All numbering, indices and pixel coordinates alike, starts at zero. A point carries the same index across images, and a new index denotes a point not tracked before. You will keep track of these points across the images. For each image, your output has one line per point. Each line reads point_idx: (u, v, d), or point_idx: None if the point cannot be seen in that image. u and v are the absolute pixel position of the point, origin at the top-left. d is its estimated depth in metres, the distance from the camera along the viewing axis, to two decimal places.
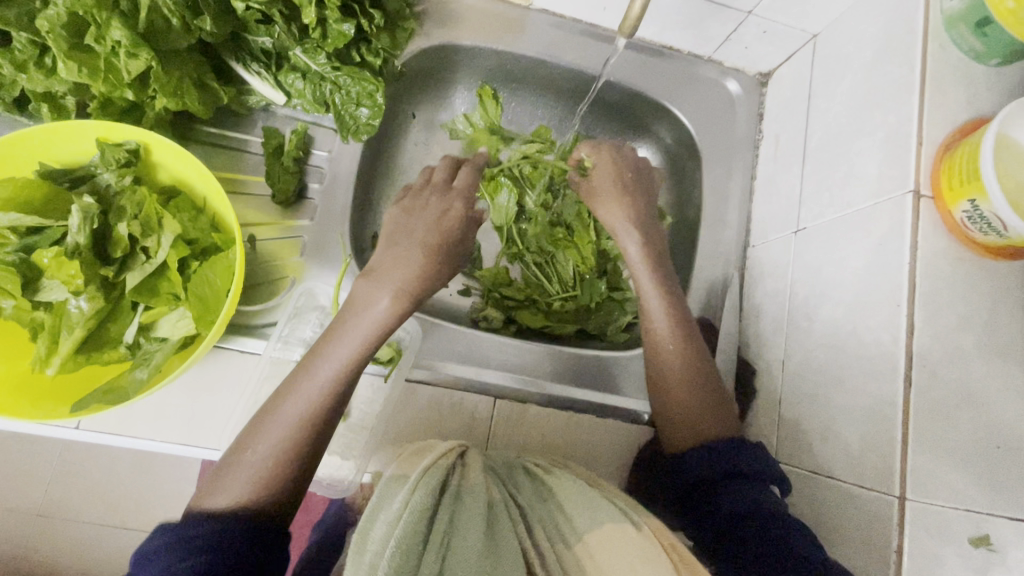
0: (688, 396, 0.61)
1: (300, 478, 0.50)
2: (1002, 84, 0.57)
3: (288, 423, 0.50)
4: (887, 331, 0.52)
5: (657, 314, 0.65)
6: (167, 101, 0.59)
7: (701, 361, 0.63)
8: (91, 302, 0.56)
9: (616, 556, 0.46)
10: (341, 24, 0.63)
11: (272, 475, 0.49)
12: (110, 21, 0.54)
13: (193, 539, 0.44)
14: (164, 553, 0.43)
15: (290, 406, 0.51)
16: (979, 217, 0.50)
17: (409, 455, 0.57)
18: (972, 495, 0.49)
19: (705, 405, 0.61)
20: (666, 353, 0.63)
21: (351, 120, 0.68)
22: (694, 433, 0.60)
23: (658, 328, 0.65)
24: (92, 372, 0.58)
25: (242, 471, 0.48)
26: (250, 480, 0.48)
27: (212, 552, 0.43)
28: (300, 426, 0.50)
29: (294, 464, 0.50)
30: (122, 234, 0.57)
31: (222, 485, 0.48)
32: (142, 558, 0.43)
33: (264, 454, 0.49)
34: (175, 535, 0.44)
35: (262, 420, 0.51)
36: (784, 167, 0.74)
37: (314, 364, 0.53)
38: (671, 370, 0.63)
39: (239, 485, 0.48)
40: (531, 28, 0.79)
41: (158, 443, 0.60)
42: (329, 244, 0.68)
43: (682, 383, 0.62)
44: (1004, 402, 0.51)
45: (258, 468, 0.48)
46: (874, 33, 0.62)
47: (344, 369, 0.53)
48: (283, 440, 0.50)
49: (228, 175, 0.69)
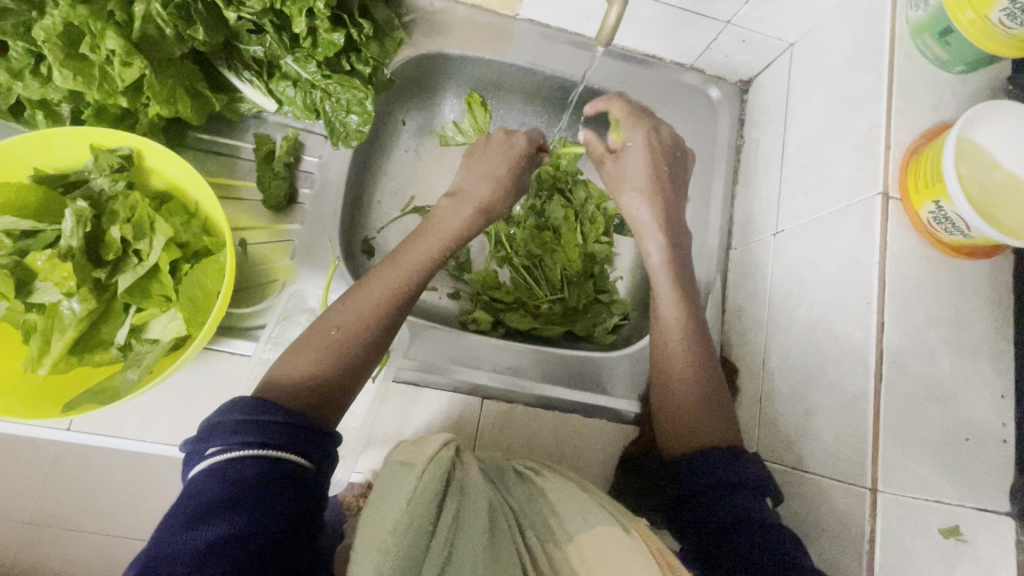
0: (693, 407, 0.60)
1: (363, 372, 0.54)
2: (966, 91, 0.59)
3: (359, 314, 0.55)
4: (859, 328, 0.54)
5: (670, 322, 0.64)
6: (160, 108, 0.61)
7: (711, 373, 0.62)
8: (83, 303, 0.57)
9: (608, 559, 0.47)
10: (330, 33, 0.65)
11: (341, 362, 0.52)
12: (105, 30, 0.55)
13: (263, 420, 0.45)
14: (235, 430, 0.44)
15: (387, 276, 0.58)
16: (944, 217, 0.52)
17: (408, 447, 0.59)
18: (941, 486, 0.51)
19: (711, 415, 0.60)
20: (675, 362, 0.63)
21: (341, 127, 0.70)
22: (694, 441, 0.59)
23: (670, 337, 0.64)
24: (83, 374, 0.59)
25: (314, 352, 0.52)
26: (320, 362, 0.51)
27: (278, 442, 0.44)
28: (370, 318, 0.55)
29: (360, 357, 0.53)
30: (115, 237, 0.58)
31: (295, 362, 0.51)
32: (211, 426, 0.44)
33: (336, 338, 0.53)
34: (248, 412, 0.45)
35: (334, 310, 0.55)
36: (763, 171, 0.76)
37: (382, 270, 0.58)
38: (677, 376, 0.62)
39: (311, 364, 0.51)
40: (517, 37, 0.81)
41: (149, 444, 0.61)
42: (318, 248, 0.70)
43: (686, 390, 0.61)
44: (970, 396, 0.53)
45: (330, 352, 0.52)
46: (845, 42, 0.65)
47: (409, 277, 0.58)
48: (354, 329, 0.54)
49: (219, 181, 0.71)
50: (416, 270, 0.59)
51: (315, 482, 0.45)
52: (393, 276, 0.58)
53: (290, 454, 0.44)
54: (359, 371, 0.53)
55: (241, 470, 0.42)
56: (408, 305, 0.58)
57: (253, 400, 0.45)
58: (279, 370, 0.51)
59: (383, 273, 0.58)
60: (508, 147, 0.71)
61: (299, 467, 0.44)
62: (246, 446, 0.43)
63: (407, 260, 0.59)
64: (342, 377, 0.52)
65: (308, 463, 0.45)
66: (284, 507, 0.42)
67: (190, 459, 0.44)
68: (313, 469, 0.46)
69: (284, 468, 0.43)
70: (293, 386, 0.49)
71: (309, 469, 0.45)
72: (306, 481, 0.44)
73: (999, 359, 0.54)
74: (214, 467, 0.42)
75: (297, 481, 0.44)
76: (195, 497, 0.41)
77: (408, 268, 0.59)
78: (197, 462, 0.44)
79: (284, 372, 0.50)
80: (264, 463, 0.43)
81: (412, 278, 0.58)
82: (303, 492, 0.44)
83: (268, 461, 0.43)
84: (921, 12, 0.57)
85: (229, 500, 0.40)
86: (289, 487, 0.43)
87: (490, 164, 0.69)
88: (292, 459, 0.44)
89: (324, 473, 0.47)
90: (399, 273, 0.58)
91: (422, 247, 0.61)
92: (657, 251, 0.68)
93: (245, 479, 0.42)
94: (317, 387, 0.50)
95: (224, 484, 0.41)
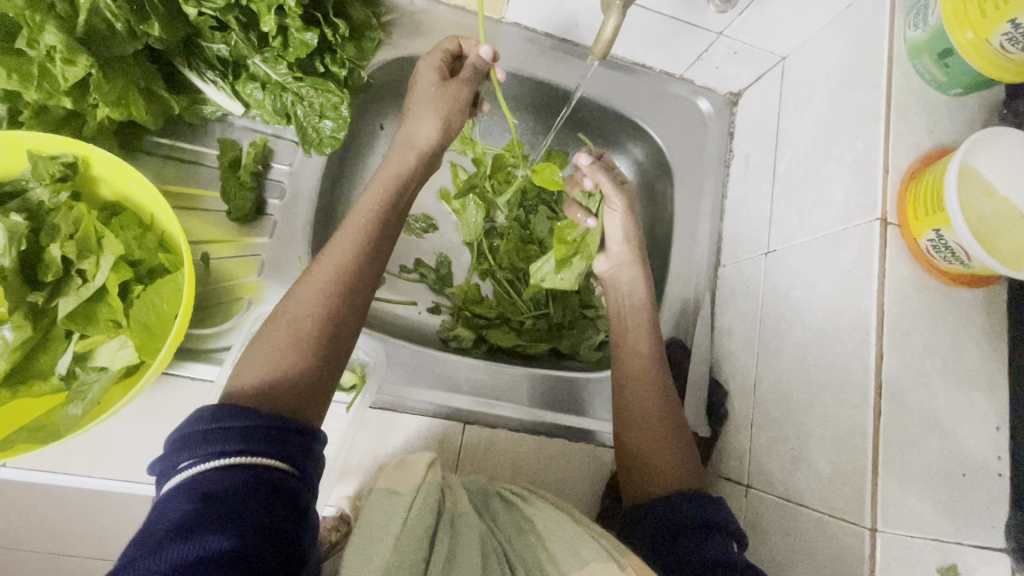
0: (663, 447, 0.60)
1: (332, 361, 0.48)
2: (962, 114, 0.58)
3: (313, 296, 0.49)
4: (857, 358, 0.53)
5: (642, 353, 0.65)
6: (110, 111, 0.55)
7: (676, 419, 0.62)
8: (17, 331, 0.51)
9: None
10: (303, 33, 0.61)
11: (300, 353, 0.46)
12: (44, 24, 0.50)
13: (235, 426, 0.40)
14: (206, 440, 0.39)
15: (342, 240, 0.53)
16: (943, 246, 0.50)
17: (391, 471, 0.54)
18: (938, 523, 0.50)
19: (676, 455, 0.60)
20: (643, 395, 0.62)
21: (313, 133, 0.65)
22: (659, 479, 0.59)
23: (645, 374, 0.63)
24: (20, 407, 0.54)
25: (268, 350, 0.46)
26: (275, 358, 0.45)
27: (254, 448, 0.39)
28: (323, 301, 0.49)
29: (323, 343, 0.47)
30: (55, 256, 0.53)
31: (249, 365, 0.45)
32: (180, 440, 0.40)
33: (289, 329, 0.47)
34: (215, 420, 0.40)
35: (282, 303, 0.49)
36: (753, 187, 0.74)
37: (326, 250, 0.53)
38: (647, 409, 0.61)
39: (265, 362, 0.45)
40: (502, 41, 0.77)
41: (97, 481, 0.55)
42: (288, 264, 0.65)
43: (650, 420, 0.61)
44: (966, 428, 0.52)
45: (285, 344, 0.46)
46: (840, 59, 0.63)
47: (360, 232, 0.54)
48: (308, 315, 0.48)
49: (181, 189, 0.65)
50: (363, 238, 0.54)
51: (299, 492, 0.41)
52: (336, 251, 0.52)
53: (269, 461, 0.40)
54: (329, 359, 0.48)
55: (213, 483, 0.37)
56: (364, 277, 0.52)
57: (217, 406, 0.41)
58: (236, 379, 0.45)
59: (328, 252, 0.52)
60: (421, 79, 0.65)
61: (280, 474, 0.40)
62: (218, 455, 0.39)
63: (349, 230, 0.54)
64: (306, 370, 0.46)
65: (290, 469, 0.41)
66: (265, 520, 0.37)
67: (161, 480, 0.40)
68: (297, 477, 0.41)
69: (262, 477, 0.39)
70: (253, 392, 0.44)
71: (291, 476, 0.41)
72: (288, 490, 0.40)
73: (994, 390, 0.53)
74: (185, 484, 0.38)
75: (279, 490, 0.39)
76: (163, 519, 0.36)
77: (352, 239, 0.53)
78: (168, 480, 0.39)
79: (241, 380, 0.45)
80: (240, 471, 0.38)
81: (358, 247, 0.53)
82: (285, 502, 0.39)
83: (245, 471, 0.38)
84: (921, 31, 0.55)
85: (202, 516, 0.36)
86: (270, 496, 0.38)
87: (413, 105, 0.64)
88: (270, 465, 0.40)
89: (308, 482, 0.42)
90: (343, 247, 0.53)
91: (360, 212, 0.55)
92: (641, 294, 0.69)
93: (219, 493, 0.37)
94: (279, 387, 0.44)
95: (194, 501, 0.36)
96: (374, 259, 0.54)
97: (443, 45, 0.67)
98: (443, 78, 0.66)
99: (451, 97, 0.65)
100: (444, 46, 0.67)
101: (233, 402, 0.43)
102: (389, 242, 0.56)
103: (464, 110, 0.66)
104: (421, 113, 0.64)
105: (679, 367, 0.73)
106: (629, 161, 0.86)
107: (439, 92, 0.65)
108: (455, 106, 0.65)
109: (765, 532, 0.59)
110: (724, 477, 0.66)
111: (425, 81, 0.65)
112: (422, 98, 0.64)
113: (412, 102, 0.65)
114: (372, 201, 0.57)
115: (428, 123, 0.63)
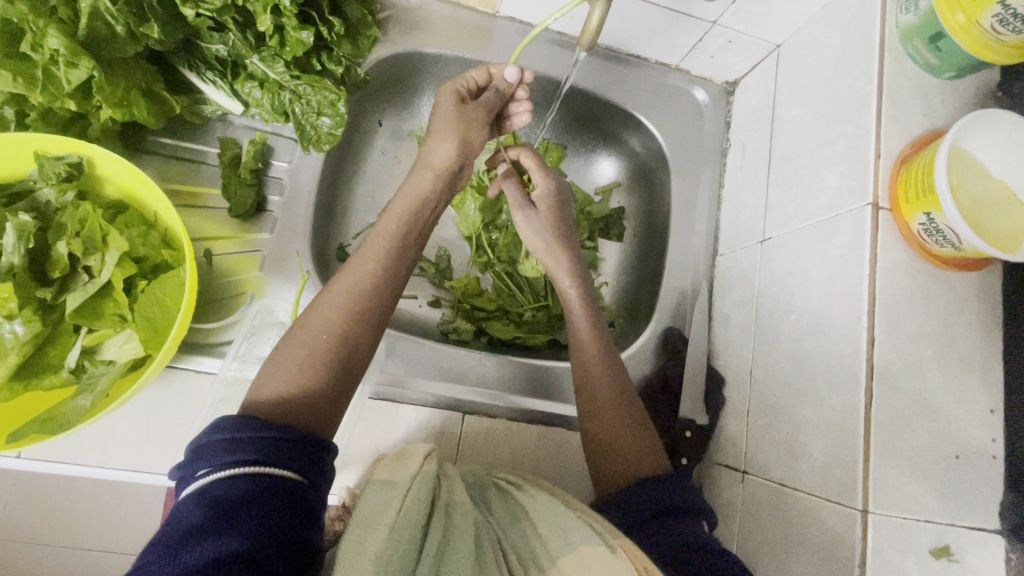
0: (625, 436, 0.59)
1: (347, 380, 0.49)
2: (955, 97, 0.58)
3: (336, 313, 0.50)
4: (849, 343, 0.53)
5: (585, 347, 0.63)
6: (112, 112, 0.57)
7: (632, 406, 0.61)
8: (27, 325, 0.53)
9: None
10: (299, 32, 0.62)
11: (314, 370, 0.47)
12: (46, 28, 0.51)
13: (250, 436, 0.41)
14: (221, 450, 0.40)
15: (367, 256, 0.54)
16: (935, 230, 0.50)
17: (388, 463, 0.55)
18: (932, 505, 0.50)
19: (637, 441, 0.59)
20: (598, 396, 0.61)
21: (312, 130, 0.66)
22: (627, 470, 0.58)
23: (594, 376, 0.62)
24: (34, 398, 0.56)
25: (285, 365, 0.47)
26: (292, 373, 0.47)
27: (264, 458, 0.41)
28: (342, 319, 0.50)
29: (337, 361, 0.48)
30: (61, 253, 0.55)
31: (264, 381, 0.47)
32: (196, 447, 0.41)
33: (305, 344, 0.48)
34: (233, 430, 0.41)
35: (301, 319, 0.50)
36: (749, 176, 0.74)
37: (347, 265, 0.54)
38: (604, 410, 0.60)
39: (283, 378, 0.46)
40: (498, 35, 0.77)
41: (108, 471, 0.56)
42: (287, 259, 0.66)
43: (608, 415, 0.60)
44: (961, 412, 0.52)
45: (302, 360, 0.47)
46: (834, 44, 0.63)
47: (386, 250, 0.55)
48: (326, 331, 0.49)
49: (183, 188, 0.67)
50: (382, 258, 0.54)
51: (309, 499, 0.42)
52: (355, 272, 0.53)
53: (278, 469, 0.41)
54: (342, 377, 0.48)
55: (228, 489, 0.39)
56: (386, 290, 0.53)
57: (237, 418, 0.42)
58: (254, 391, 0.46)
59: (347, 271, 0.53)
60: (444, 102, 0.66)
61: (290, 482, 0.41)
62: (231, 464, 0.40)
63: (369, 249, 0.55)
64: (320, 388, 0.47)
65: (300, 479, 0.42)
66: (276, 524, 0.38)
67: (180, 486, 0.41)
68: (306, 484, 0.42)
69: (272, 485, 0.40)
70: (271, 405, 0.45)
71: (301, 485, 0.42)
72: (299, 497, 0.41)
73: (988, 373, 0.53)
74: (201, 491, 0.39)
75: (289, 497, 0.40)
76: (179, 522, 0.37)
77: (373, 259, 0.54)
78: (186, 487, 0.40)
79: (256, 392, 0.46)
80: (253, 480, 0.39)
81: (377, 268, 0.53)
82: (295, 509, 0.40)
83: (255, 479, 0.40)
84: (913, 16, 0.55)
85: (213, 521, 0.37)
86: (281, 502, 0.39)
87: (434, 126, 0.64)
88: (283, 475, 0.41)
89: (318, 488, 0.44)
90: (362, 268, 0.53)
91: (381, 231, 0.56)
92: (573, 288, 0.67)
93: (233, 498, 0.38)
94: (295, 402, 0.45)
95: (209, 506, 0.38)
96: (394, 277, 0.55)
97: (469, 75, 0.68)
98: (463, 102, 0.66)
99: (473, 120, 0.65)
100: (471, 77, 0.68)
101: (249, 414, 0.44)
102: (408, 264, 0.57)
103: (483, 134, 0.67)
104: (441, 132, 0.63)
105: (677, 356, 0.73)
106: (627, 153, 0.86)
107: (462, 115, 0.65)
108: (475, 125, 0.65)
109: (761, 518, 0.60)
110: (721, 465, 0.67)
111: (445, 106, 0.65)
112: (444, 119, 0.64)
113: (434, 123, 0.65)
114: (392, 221, 0.57)
115: (447, 143, 0.63)
